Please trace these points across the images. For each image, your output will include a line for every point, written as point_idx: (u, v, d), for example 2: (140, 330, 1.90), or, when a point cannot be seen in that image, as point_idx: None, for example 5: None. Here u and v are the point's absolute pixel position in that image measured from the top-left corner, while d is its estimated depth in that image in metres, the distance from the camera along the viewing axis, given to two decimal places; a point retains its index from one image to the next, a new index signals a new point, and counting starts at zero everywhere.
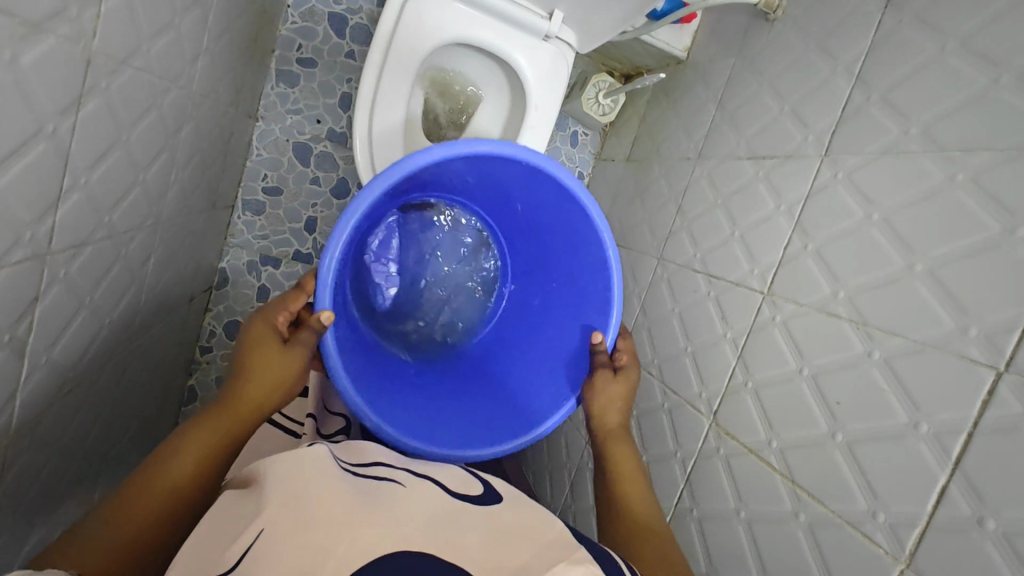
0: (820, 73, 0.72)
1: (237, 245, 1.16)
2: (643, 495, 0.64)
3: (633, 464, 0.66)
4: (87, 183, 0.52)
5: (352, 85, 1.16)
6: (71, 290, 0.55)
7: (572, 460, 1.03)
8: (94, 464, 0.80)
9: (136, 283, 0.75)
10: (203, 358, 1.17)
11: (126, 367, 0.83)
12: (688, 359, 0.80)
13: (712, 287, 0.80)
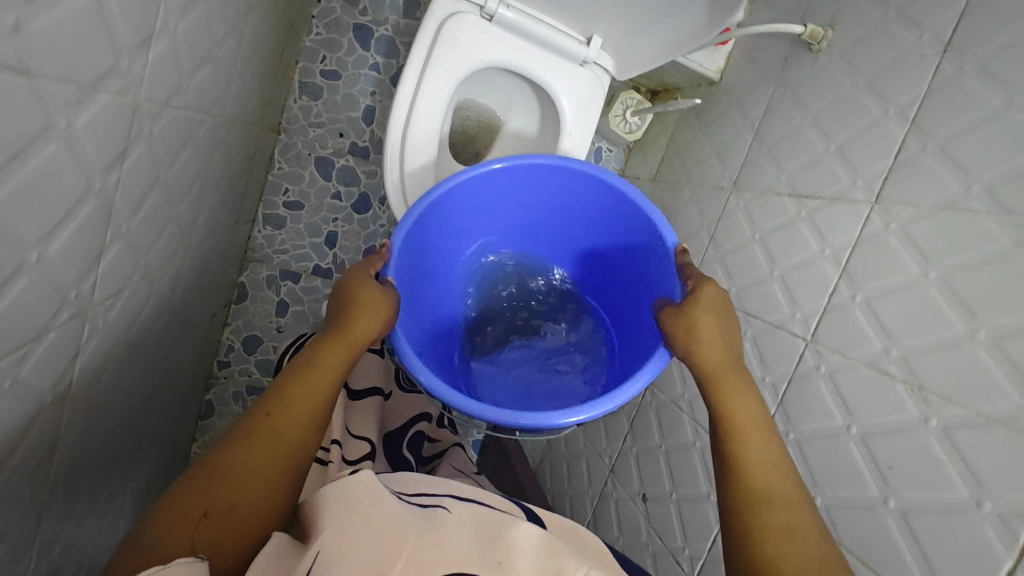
0: (870, 113, 0.70)
1: (257, 259, 1.14)
2: (765, 443, 0.53)
3: (749, 408, 0.56)
4: (128, 229, 0.50)
5: (376, 98, 1.13)
6: (106, 335, 0.53)
7: (593, 487, 1.03)
8: (117, 492, 0.79)
9: (163, 312, 0.74)
10: (221, 372, 1.17)
11: (149, 392, 0.82)
12: None
13: (748, 325, 0.79)
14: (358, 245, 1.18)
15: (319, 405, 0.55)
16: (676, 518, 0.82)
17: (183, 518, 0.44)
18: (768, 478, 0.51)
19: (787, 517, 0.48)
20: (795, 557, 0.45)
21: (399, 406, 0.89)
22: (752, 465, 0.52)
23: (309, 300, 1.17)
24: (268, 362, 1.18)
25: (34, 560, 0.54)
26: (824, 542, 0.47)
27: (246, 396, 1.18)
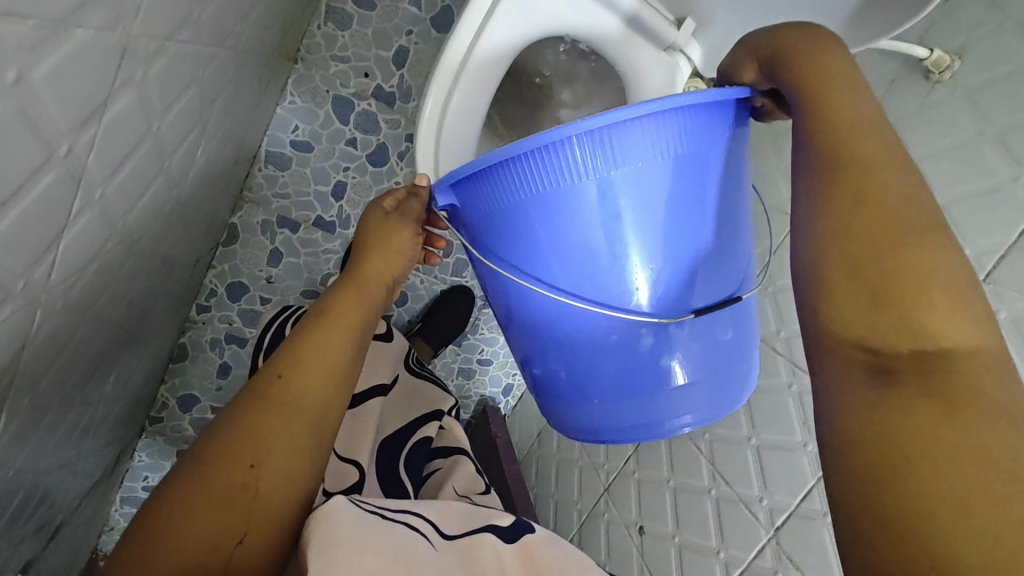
0: (995, 174, 0.60)
1: (252, 200, 1.02)
2: (857, 94, 0.43)
3: (842, 62, 0.44)
4: (103, 195, 0.39)
5: (412, 38, 0.99)
6: (64, 316, 0.44)
7: (582, 502, 0.97)
8: (69, 452, 0.71)
9: (142, 266, 0.64)
10: (199, 316, 1.06)
11: (118, 347, 0.73)
12: (749, 454, 0.71)
13: (796, 380, 0.69)
14: (367, 200, 1.06)
15: (340, 360, 0.52)
16: (675, 563, 0.77)
17: (206, 508, 0.41)
18: (853, 135, 0.41)
19: (880, 177, 0.38)
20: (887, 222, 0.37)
21: (396, 410, 0.81)
22: (841, 129, 0.41)
23: (306, 253, 1.07)
24: (251, 312, 1.08)
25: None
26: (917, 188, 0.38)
27: (224, 345, 1.08)
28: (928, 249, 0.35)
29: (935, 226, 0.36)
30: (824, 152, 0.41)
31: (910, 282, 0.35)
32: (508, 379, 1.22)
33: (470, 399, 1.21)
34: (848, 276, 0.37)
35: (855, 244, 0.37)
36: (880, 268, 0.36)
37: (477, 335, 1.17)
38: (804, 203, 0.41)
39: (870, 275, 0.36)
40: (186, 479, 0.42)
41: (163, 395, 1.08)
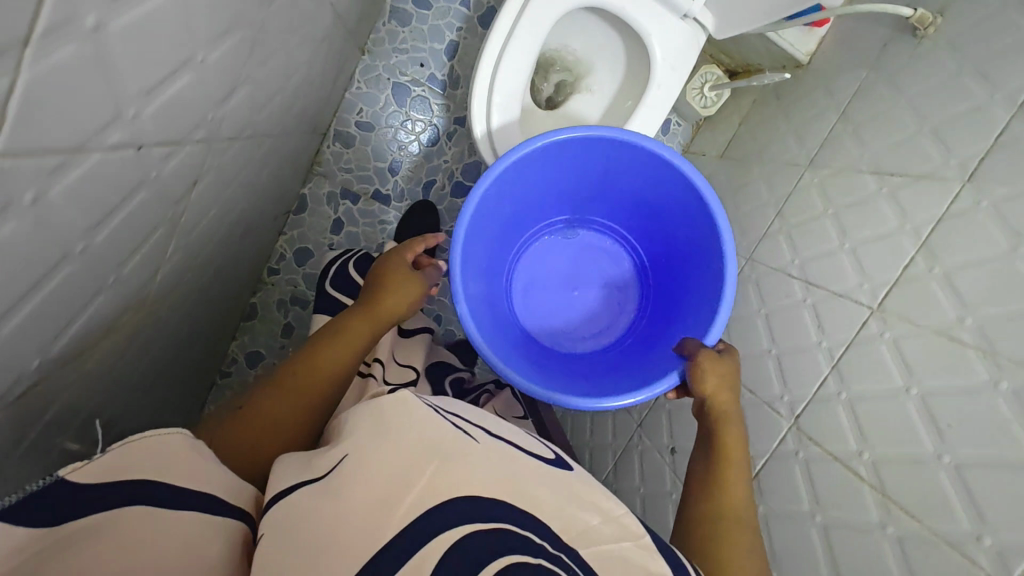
0: (975, 97, 0.69)
1: (321, 174, 1.17)
2: (735, 421, 0.72)
3: (729, 395, 0.74)
4: (203, 62, 0.52)
5: (461, 34, 1.15)
6: (160, 179, 0.56)
7: (617, 440, 1.04)
8: (157, 353, 0.83)
9: (229, 188, 0.78)
10: (270, 279, 1.20)
11: (207, 269, 0.86)
12: (770, 361, 0.83)
13: (809, 295, 0.81)
14: (419, 176, 1.19)
15: (338, 363, 0.69)
16: None
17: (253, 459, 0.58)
18: (732, 450, 0.69)
19: (733, 494, 0.65)
20: (725, 471, 0.68)
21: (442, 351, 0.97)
22: (728, 436, 0.70)
23: (363, 223, 1.19)
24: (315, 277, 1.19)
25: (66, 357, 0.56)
26: (749, 507, 0.65)
27: (289, 306, 1.20)
28: (747, 532, 0.62)
29: (758, 537, 0.62)
30: (717, 444, 0.70)
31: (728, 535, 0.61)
32: None
33: None
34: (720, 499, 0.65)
35: (717, 469, 0.68)
36: (720, 500, 0.65)
37: None
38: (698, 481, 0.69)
39: (726, 513, 0.63)
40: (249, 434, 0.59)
41: (233, 350, 1.19)
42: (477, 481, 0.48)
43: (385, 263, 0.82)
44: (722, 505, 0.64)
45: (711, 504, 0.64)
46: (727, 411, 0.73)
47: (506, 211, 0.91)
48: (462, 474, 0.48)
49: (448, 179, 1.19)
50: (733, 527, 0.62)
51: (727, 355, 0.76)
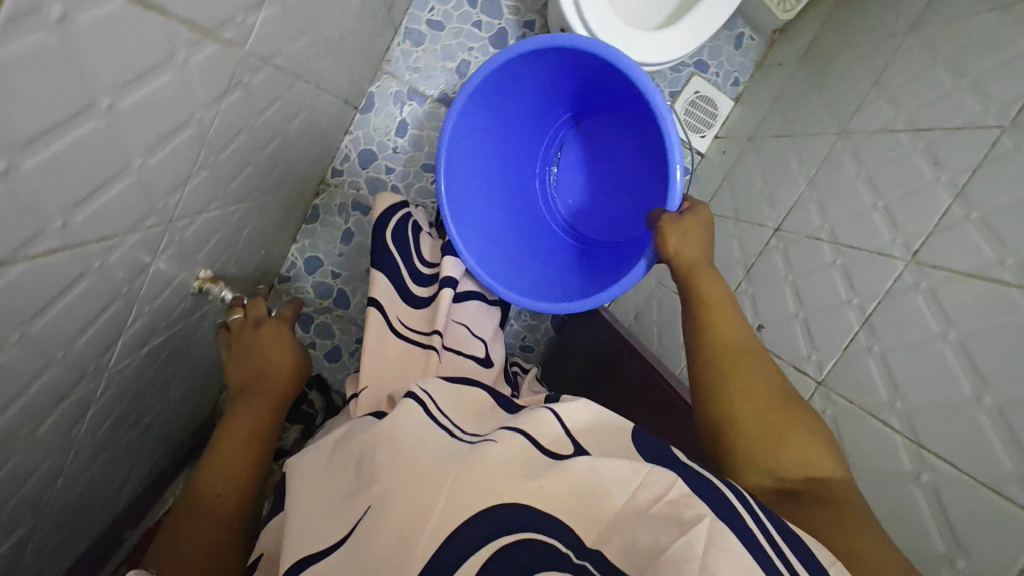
0: None
1: (389, 73, 1.19)
2: (730, 322, 0.73)
3: (720, 289, 0.76)
4: None
5: None
6: (270, 45, 0.58)
7: None
8: (246, 242, 0.87)
9: (311, 75, 0.80)
10: (333, 180, 1.23)
11: (288, 165, 0.90)
12: (836, 272, 0.77)
13: (879, 199, 0.75)
14: None
15: (254, 430, 0.70)
16: None
17: (203, 487, 0.65)
18: (736, 352, 0.70)
19: (747, 388, 0.65)
20: (724, 351, 0.70)
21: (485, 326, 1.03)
22: (725, 335, 0.71)
23: (430, 126, 1.22)
24: (377, 181, 1.23)
25: (186, 216, 0.58)
26: (775, 389, 0.66)
27: (350, 212, 1.24)
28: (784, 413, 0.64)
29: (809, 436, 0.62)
30: (712, 344, 0.71)
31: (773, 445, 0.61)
32: None
33: None
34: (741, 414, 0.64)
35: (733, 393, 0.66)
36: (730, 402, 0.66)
37: None
38: (707, 391, 0.68)
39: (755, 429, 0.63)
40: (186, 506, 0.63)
41: (293, 254, 1.25)
42: (493, 486, 0.52)
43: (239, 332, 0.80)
44: (740, 418, 0.64)
45: (741, 417, 0.64)
46: (694, 269, 0.78)
47: (496, 142, 1.02)
48: (477, 482, 0.52)
49: None
50: (745, 407, 0.64)
51: (691, 213, 0.80)
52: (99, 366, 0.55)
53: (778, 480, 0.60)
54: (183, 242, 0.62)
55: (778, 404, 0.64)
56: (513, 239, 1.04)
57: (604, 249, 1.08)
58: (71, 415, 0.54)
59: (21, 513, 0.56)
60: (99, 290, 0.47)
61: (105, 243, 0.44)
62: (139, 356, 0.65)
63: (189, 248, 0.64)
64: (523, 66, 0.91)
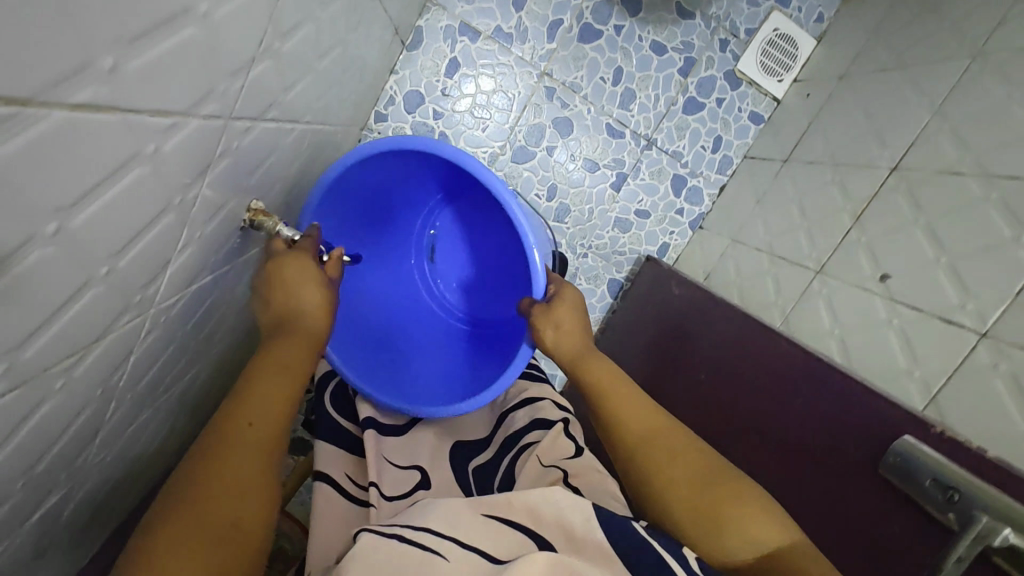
0: None
1: (440, 5, 1.07)
2: (633, 401, 0.69)
3: (608, 368, 0.73)
4: None
5: None
6: None
7: (781, 299, 0.92)
8: (295, 179, 0.77)
9: None
10: (375, 127, 1.13)
11: (339, 92, 0.79)
12: (989, 209, 0.64)
13: None
14: (546, 13, 1.10)
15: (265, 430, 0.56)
16: (897, 343, 0.68)
17: (215, 497, 0.49)
18: (654, 438, 0.65)
19: (667, 470, 0.62)
20: (631, 441, 0.66)
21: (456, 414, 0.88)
22: (631, 418, 0.67)
23: (483, 66, 1.11)
24: (425, 128, 1.14)
25: (247, 119, 0.48)
26: (684, 466, 0.62)
27: None
28: (722, 494, 0.58)
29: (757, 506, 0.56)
30: (635, 431, 0.66)
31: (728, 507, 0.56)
32: (664, 239, 1.26)
33: (625, 256, 1.27)
34: (676, 502, 0.59)
35: (688, 492, 0.59)
36: (694, 490, 0.59)
37: (637, 182, 1.22)
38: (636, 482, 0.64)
39: (710, 498, 0.58)
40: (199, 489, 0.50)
41: None
42: None
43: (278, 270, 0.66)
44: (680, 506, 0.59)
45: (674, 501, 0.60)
46: (580, 357, 0.75)
47: (365, 316, 0.91)
48: None
49: (577, 20, 1.11)
50: (671, 496, 0.60)
51: (558, 302, 0.77)
52: (148, 296, 0.46)
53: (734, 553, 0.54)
54: (239, 156, 0.51)
55: (703, 478, 0.60)
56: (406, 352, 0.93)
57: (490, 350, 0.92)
58: (115, 354, 0.45)
59: (60, 469, 0.47)
60: (149, 187, 0.37)
61: (156, 114, 0.34)
62: (187, 296, 0.56)
63: (243, 167, 0.54)
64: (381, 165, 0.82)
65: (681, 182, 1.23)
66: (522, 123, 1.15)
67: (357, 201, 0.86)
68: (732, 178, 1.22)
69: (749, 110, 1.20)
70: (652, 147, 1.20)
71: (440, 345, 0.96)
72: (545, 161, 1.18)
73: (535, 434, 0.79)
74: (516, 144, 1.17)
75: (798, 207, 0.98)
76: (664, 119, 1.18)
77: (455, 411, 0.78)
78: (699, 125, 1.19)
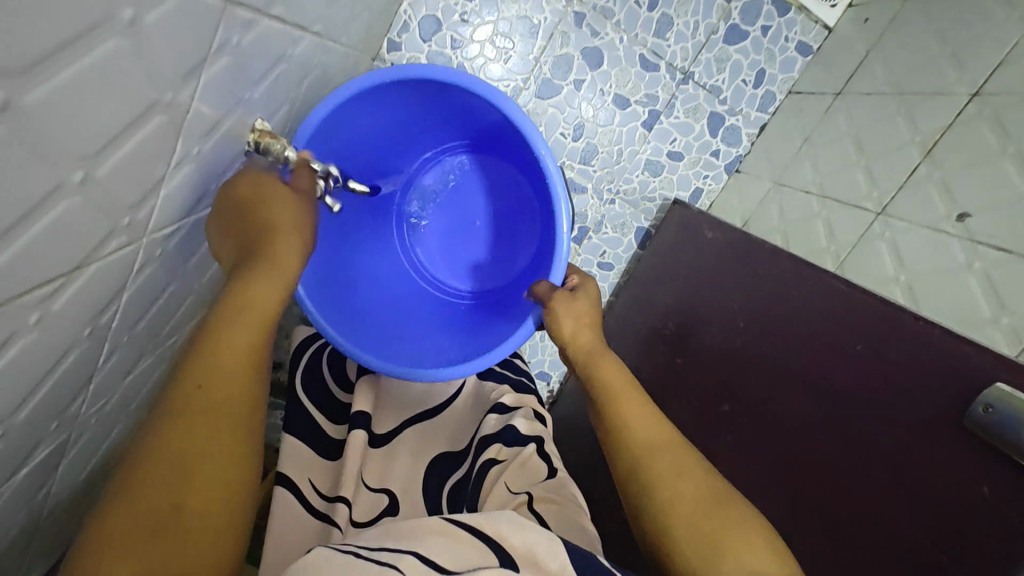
0: None
1: None
2: (641, 406, 0.61)
3: (619, 373, 0.64)
4: None
5: None
6: None
7: (834, 245, 0.84)
8: (304, 103, 0.70)
9: None
10: (389, 57, 1.05)
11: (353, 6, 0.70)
12: None
13: None
14: None
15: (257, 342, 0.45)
16: (981, 291, 0.60)
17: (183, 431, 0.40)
18: (658, 451, 0.56)
19: (668, 489, 0.53)
20: (638, 453, 0.57)
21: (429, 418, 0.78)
22: (635, 422, 0.59)
23: None
24: (442, 58, 1.05)
25: (244, 7, 0.39)
26: (689, 478, 0.54)
27: None
28: (728, 519, 0.50)
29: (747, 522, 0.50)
30: (645, 440, 0.57)
31: (731, 538, 0.49)
32: (697, 184, 1.18)
33: (654, 202, 1.18)
34: (683, 530, 0.51)
35: (694, 514, 0.51)
36: (695, 522, 0.50)
37: (670, 120, 1.12)
38: (632, 502, 0.56)
39: (710, 532, 0.49)
40: (174, 445, 0.39)
41: None
42: None
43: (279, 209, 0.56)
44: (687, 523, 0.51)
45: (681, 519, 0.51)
46: (596, 353, 0.66)
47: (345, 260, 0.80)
48: None
49: None
50: (674, 523, 0.51)
51: (581, 292, 0.72)
52: (139, 220, 0.39)
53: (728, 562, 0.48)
54: (239, 57, 0.43)
55: (711, 501, 0.52)
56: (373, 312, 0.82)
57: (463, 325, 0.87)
58: (103, 285, 0.39)
59: (55, 415, 0.42)
60: (115, 65, 0.28)
61: None
62: (185, 227, 0.49)
63: (245, 73, 0.46)
64: (394, 102, 0.75)
65: (719, 120, 1.13)
66: (548, 54, 1.05)
67: (367, 121, 0.75)
68: (774, 116, 1.12)
69: (797, 40, 1.09)
70: (688, 81, 1.10)
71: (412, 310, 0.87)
72: (572, 97, 1.09)
73: (504, 452, 0.69)
74: (541, 77, 1.07)
75: (855, 144, 0.88)
76: (703, 50, 1.08)
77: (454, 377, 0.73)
78: (741, 56, 1.09)
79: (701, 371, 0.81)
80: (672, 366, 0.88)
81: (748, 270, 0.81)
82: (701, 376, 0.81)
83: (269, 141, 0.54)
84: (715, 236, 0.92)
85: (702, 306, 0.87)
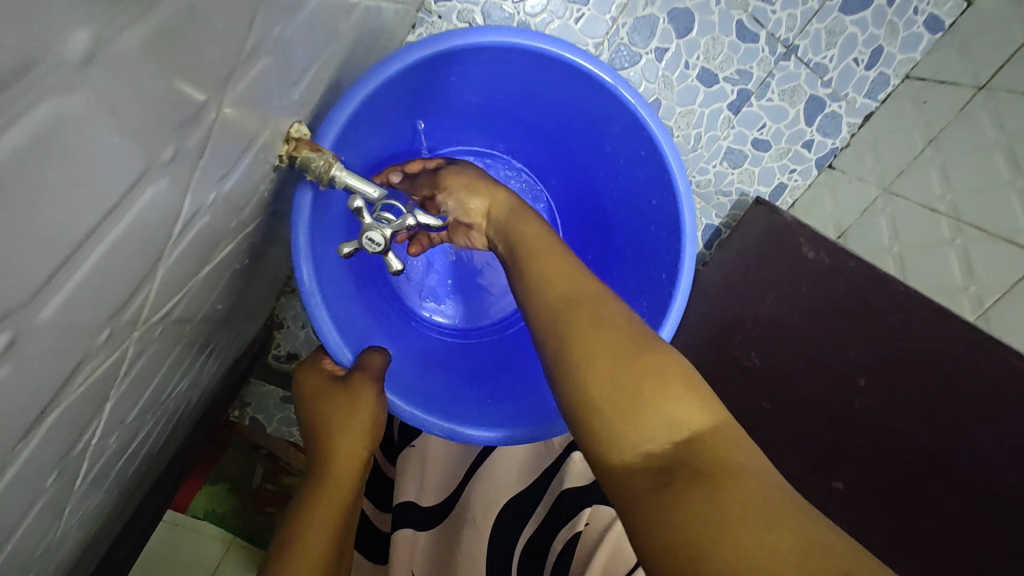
0: None
1: None
2: (611, 309, 0.43)
3: (555, 265, 0.48)
4: None
5: None
6: None
7: (976, 290, 0.70)
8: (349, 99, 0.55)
9: None
10: (437, 8, 0.87)
11: None
12: None
13: None
14: None
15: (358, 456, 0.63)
16: None
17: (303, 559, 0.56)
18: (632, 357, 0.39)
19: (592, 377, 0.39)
20: (545, 319, 0.44)
21: (493, 483, 0.76)
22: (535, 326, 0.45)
23: None
24: (499, 12, 0.86)
25: None
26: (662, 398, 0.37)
27: None
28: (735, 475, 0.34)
29: (744, 482, 0.34)
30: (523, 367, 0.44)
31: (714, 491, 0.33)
32: (781, 179, 1.01)
33: (729, 196, 1.03)
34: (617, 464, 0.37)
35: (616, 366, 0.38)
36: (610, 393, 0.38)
37: (762, 102, 0.95)
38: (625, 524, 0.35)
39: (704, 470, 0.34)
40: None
41: None
42: None
43: (300, 384, 0.65)
44: (624, 461, 0.36)
45: (623, 476, 0.36)
46: (515, 213, 0.57)
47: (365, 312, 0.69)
48: None
49: None
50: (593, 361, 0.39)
51: (477, 185, 0.61)
52: (124, 323, 0.25)
53: (644, 460, 0.36)
54: (281, 56, 0.28)
55: (628, 348, 0.39)
56: (408, 360, 0.72)
57: (487, 355, 0.80)
58: (76, 421, 0.26)
59: (16, 566, 0.30)
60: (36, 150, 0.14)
61: None
62: (196, 285, 0.35)
63: (281, 77, 0.31)
64: (447, 101, 0.72)
65: (818, 106, 0.95)
66: (628, 14, 0.87)
67: (415, 114, 0.70)
68: (885, 106, 0.93)
69: (927, 12, 0.86)
70: (790, 57, 0.91)
71: (445, 359, 0.77)
72: (651, 69, 0.92)
73: (591, 520, 0.70)
74: (616, 42, 0.89)
75: (1006, 157, 0.71)
76: (814, 19, 0.88)
77: (525, 434, 0.64)
78: (858, 29, 0.88)
79: (801, 428, 0.69)
80: (757, 411, 0.75)
81: (870, 314, 0.67)
82: (797, 433, 0.69)
83: (374, 240, 0.39)
84: (818, 256, 0.78)
85: (796, 344, 0.74)
